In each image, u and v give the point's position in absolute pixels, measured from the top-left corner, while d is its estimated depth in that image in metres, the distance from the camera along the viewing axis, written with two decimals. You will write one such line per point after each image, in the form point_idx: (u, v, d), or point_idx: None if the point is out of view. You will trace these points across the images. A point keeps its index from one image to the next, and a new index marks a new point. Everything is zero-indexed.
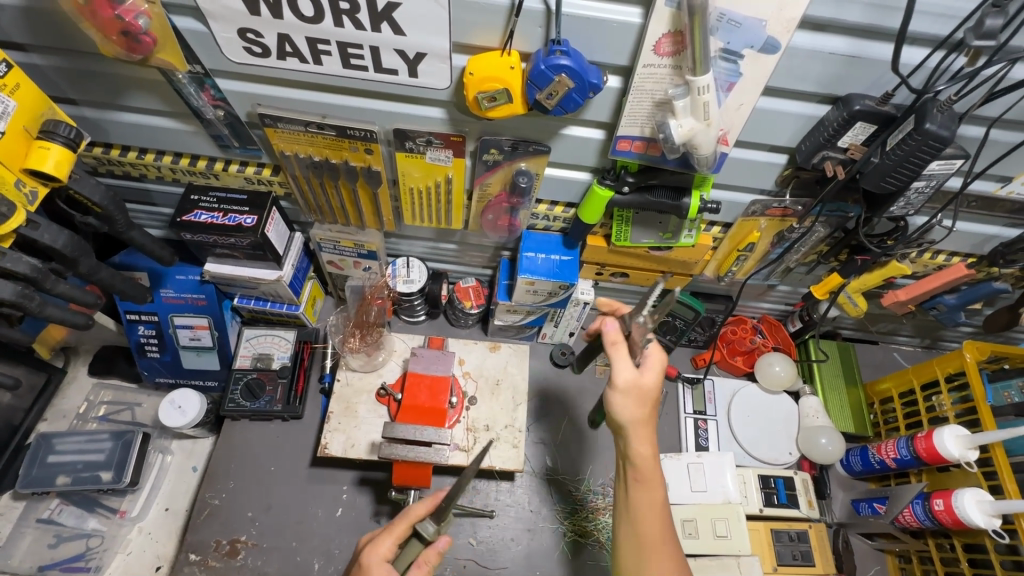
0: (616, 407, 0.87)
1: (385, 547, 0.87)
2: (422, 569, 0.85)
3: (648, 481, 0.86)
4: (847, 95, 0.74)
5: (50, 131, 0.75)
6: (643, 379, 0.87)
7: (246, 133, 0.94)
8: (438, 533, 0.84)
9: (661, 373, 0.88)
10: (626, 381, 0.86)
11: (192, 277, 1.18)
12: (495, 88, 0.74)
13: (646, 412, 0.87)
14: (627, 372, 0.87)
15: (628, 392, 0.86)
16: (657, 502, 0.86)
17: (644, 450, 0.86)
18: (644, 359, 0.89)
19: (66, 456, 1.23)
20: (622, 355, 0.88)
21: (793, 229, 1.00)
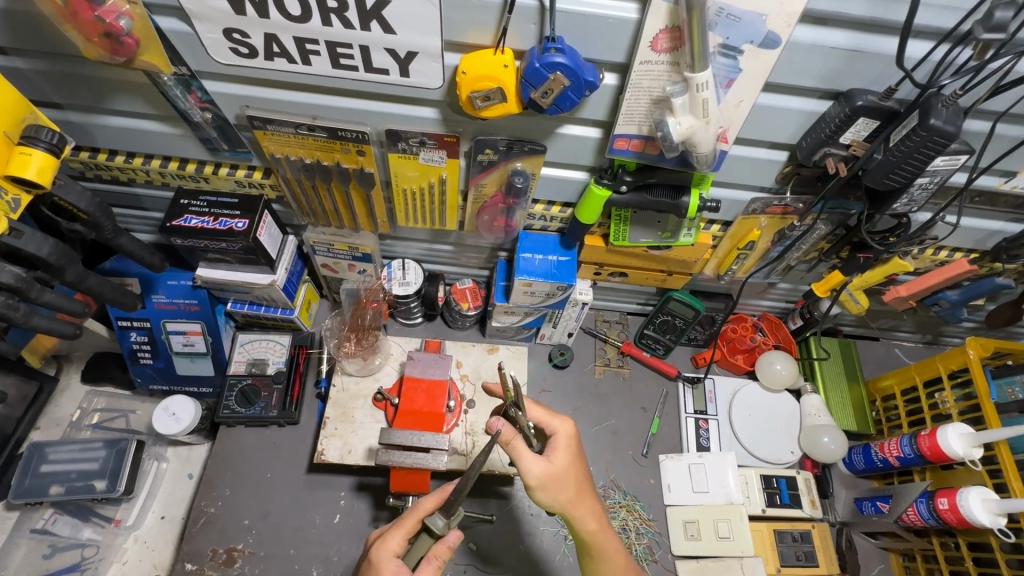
0: (550, 501, 0.83)
1: (395, 542, 0.86)
2: (432, 564, 0.83)
3: (603, 550, 0.87)
4: (850, 90, 0.73)
5: (32, 137, 0.73)
6: (558, 464, 0.84)
7: (236, 136, 0.92)
8: (447, 526, 0.83)
9: (570, 451, 0.85)
10: (540, 477, 0.82)
11: (184, 282, 1.16)
12: (488, 87, 0.72)
13: (574, 491, 0.84)
14: (539, 467, 0.82)
15: (550, 481, 0.83)
16: (620, 564, 0.89)
17: (590, 524, 0.86)
18: (549, 445, 0.85)
19: (60, 465, 1.22)
20: (526, 454, 0.82)
21: (794, 227, 0.99)
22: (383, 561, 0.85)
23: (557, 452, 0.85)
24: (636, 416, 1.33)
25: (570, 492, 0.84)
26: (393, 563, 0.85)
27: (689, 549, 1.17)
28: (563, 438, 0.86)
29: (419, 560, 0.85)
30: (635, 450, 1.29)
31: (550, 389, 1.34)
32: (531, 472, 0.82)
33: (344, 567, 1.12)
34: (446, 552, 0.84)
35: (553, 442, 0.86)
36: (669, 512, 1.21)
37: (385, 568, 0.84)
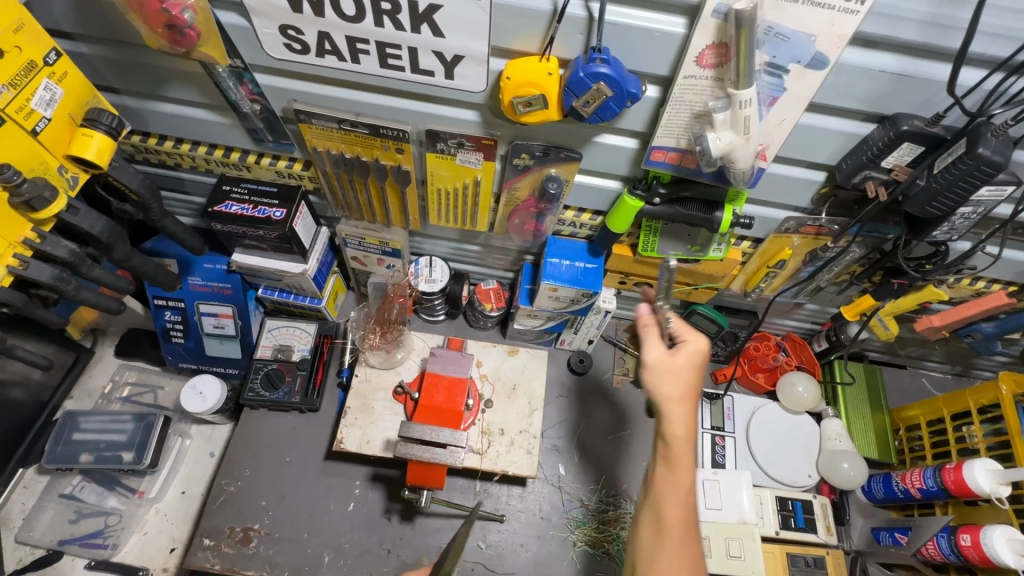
0: (651, 383, 0.82)
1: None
2: None
3: (677, 460, 0.79)
4: (895, 115, 0.72)
5: (94, 120, 0.76)
6: (674, 359, 0.83)
7: (281, 128, 0.94)
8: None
9: (694, 358, 0.83)
10: (654, 360, 0.83)
11: (220, 266, 1.20)
12: (531, 92, 0.73)
13: (681, 390, 0.81)
14: (659, 353, 0.84)
15: (661, 364, 0.83)
16: (686, 484, 0.79)
17: (677, 427, 0.79)
18: (678, 344, 0.84)
19: (89, 435, 1.26)
20: (653, 339, 0.85)
21: (828, 249, 0.98)
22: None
23: (680, 355, 0.83)
24: (652, 427, 1.32)
25: (673, 387, 0.81)
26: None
27: None
28: (695, 347, 0.84)
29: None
30: (648, 462, 1.28)
31: (568, 393, 1.35)
32: (655, 355, 0.84)
33: (355, 556, 1.14)
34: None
35: (682, 343, 0.84)
36: None
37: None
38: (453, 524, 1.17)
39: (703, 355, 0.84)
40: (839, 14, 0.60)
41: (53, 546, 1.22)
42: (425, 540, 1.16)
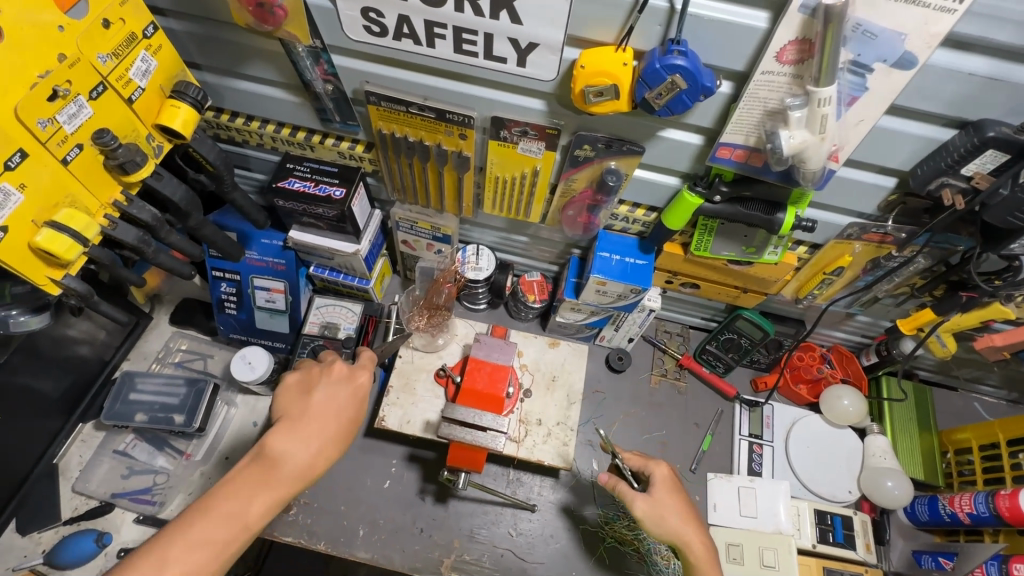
0: (659, 528, 0.88)
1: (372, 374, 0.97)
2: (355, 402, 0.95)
3: None
4: (980, 120, 0.70)
5: (182, 92, 0.80)
6: (656, 494, 0.90)
7: (350, 109, 0.97)
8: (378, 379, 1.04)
9: (670, 485, 0.91)
10: (647, 509, 0.88)
11: (276, 242, 1.24)
12: (604, 83, 0.74)
13: (683, 514, 0.89)
14: (643, 504, 0.89)
15: (653, 502, 0.89)
16: None
17: (699, 550, 0.87)
18: (652, 481, 0.92)
19: (145, 395, 1.33)
20: (632, 491, 0.90)
21: (891, 257, 0.95)
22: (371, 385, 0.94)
23: (659, 490, 0.91)
24: (688, 431, 1.31)
25: (679, 520, 0.88)
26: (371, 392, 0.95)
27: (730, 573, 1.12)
28: (660, 479, 0.92)
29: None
30: (682, 464, 1.27)
31: (604, 389, 1.35)
32: (642, 509, 0.89)
33: (389, 531, 1.17)
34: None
35: (654, 480, 0.92)
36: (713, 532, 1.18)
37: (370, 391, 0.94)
38: (485, 509, 1.19)
39: (673, 475, 0.93)
40: (933, 13, 0.58)
41: (105, 498, 1.28)
42: (457, 522, 1.18)
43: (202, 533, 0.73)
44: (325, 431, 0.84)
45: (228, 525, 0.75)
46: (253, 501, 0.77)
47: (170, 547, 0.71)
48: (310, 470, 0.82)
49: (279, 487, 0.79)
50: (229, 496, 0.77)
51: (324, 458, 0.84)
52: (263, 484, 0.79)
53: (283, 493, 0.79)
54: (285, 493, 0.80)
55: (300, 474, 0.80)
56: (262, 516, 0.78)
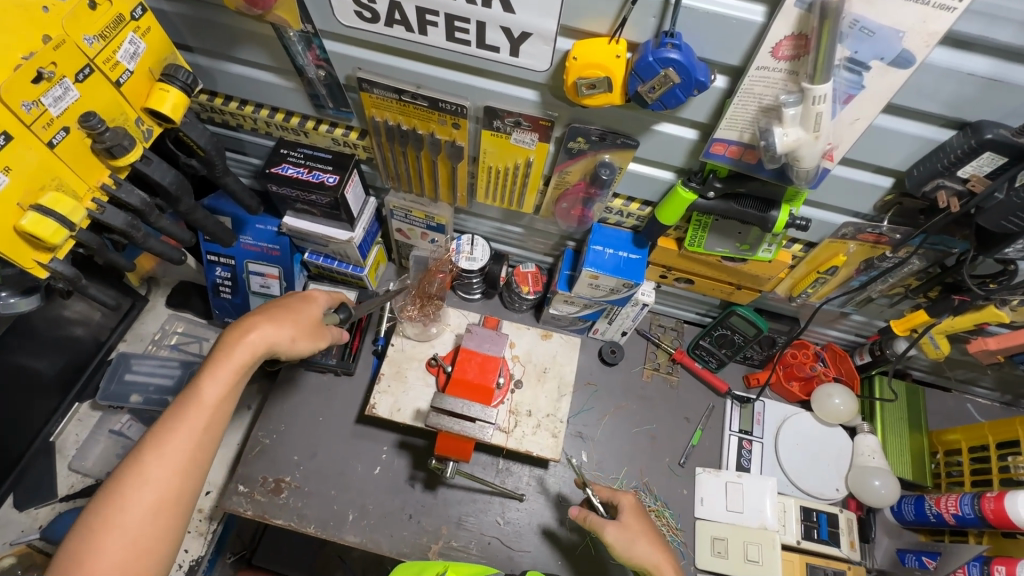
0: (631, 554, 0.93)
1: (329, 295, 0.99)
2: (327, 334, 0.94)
3: None
4: (978, 121, 0.68)
5: (171, 75, 0.79)
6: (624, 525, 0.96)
7: (343, 96, 0.97)
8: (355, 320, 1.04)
9: (638, 512, 0.97)
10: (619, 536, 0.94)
11: (271, 228, 1.24)
12: (596, 75, 0.72)
13: (651, 537, 0.94)
14: (614, 529, 0.94)
15: (624, 527, 0.95)
16: None
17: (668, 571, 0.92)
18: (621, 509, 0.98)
19: (140, 376, 1.38)
20: (601, 519, 0.96)
21: (885, 258, 0.94)
22: (319, 295, 0.95)
23: (627, 519, 0.96)
24: (679, 425, 1.31)
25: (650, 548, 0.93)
26: (323, 301, 0.96)
27: (713, 565, 1.16)
28: (625, 508, 0.98)
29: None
30: (672, 458, 1.28)
31: (596, 382, 1.35)
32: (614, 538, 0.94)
33: (378, 517, 1.18)
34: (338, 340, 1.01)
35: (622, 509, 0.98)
36: (698, 525, 1.20)
37: (320, 299, 0.95)
38: (474, 497, 1.20)
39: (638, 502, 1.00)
40: (933, 11, 0.57)
41: (101, 477, 1.30)
42: (446, 510, 1.19)
43: (168, 422, 0.75)
44: (262, 315, 0.86)
45: (188, 406, 0.76)
46: (201, 385, 0.78)
47: (142, 453, 0.73)
48: (254, 342, 0.82)
49: (227, 357, 0.80)
50: (186, 383, 0.79)
51: (267, 331, 0.84)
52: (211, 362, 0.80)
53: (230, 363, 0.79)
54: (235, 364, 0.80)
55: (241, 341, 0.81)
56: (218, 393, 0.78)
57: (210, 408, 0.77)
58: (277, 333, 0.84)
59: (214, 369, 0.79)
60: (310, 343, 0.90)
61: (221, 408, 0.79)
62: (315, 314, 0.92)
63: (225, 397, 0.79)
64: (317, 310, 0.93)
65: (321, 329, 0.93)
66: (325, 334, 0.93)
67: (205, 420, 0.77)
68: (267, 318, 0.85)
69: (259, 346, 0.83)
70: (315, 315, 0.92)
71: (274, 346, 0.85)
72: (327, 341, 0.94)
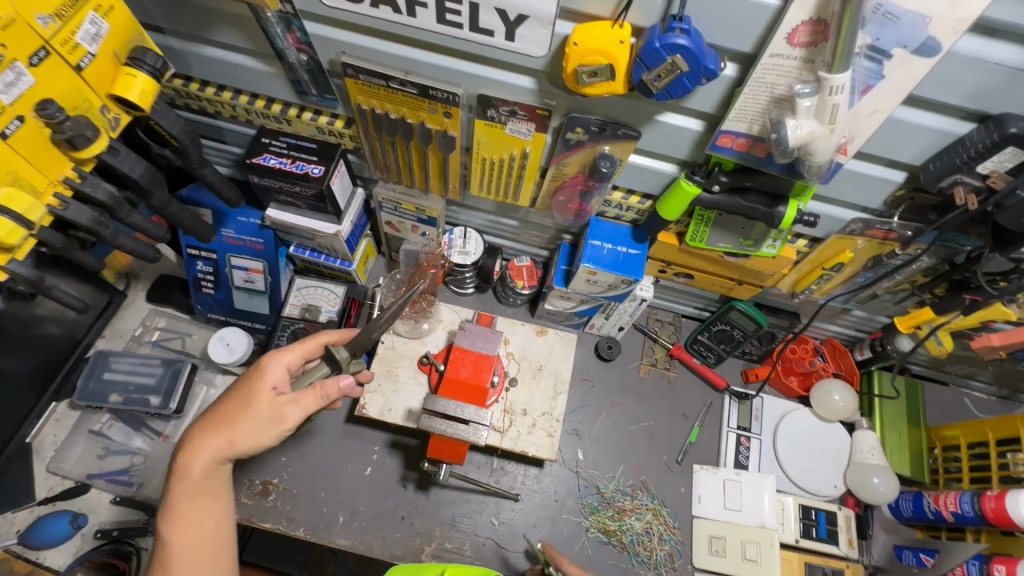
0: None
1: (290, 358, 0.84)
2: (315, 393, 0.81)
3: None
4: (1001, 114, 0.65)
5: (139, 59, 0.73)
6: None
7: (327, 82, 0.91)
8: (348, 362, 0.87)
9: None
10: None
11: (253, 220, 1.18)
12: (598, 62, 0.68)
13: None
14: None
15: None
16: None
17: None
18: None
19: (119, 375, 1.29)
20: None
21: (894, 255, 0.91)
22: (267, 367, 0.81)
23: None
24: (676, 422, 1.29)
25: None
26: (275, 373, 0.82)
27: (710, 564, 1.14)
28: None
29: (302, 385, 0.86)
30: (669, 455, 1.26)
31: (593, 378, 1.32)
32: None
33: (369, 519, 1.15)
34: (334, 390, 0.84)
35: None
36: (695, 524, 1.18)
37: (269, 372, 0.81)
38: (467, 498, 1.18)
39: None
40: None
41: (82, 479, 1.26)
42: (439, 510, 1.16)
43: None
44: (204, 426, 0.78)
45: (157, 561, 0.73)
46: (165, 531, 0.74)
47: None
48: (190, 471, 0.75)
49: (168, 501, 0.74)
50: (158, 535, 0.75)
51: (197, 451, 0.76)
52: (163, 506, 0.76)
53: (176, 506, 0.74)
54: (183, 497, 0.75)
55: (180, 471, 0.75)
56: (178, 536, 0.73)
57: (169, 554, 0.72)
58: (217, 444, 0.76)
59: (162, 515, 0.75)
60: (261, 433, 0.78)
61: (193, 544, 0.74)
62: (264, 395, 0.79)
63: (191, 534, 0.74)
64: (264, 388, 0.80)
65: (278, 406, 0.79)
66: (285, 410, 0.79)
67: (166, 568, 0.71)
68: (200, 434, 0.77)
69: (207, 463, 0.76)
70: (265, 390, 0.80)
71: (220, 459, 0.77)
72: (296, 416, 0.79)
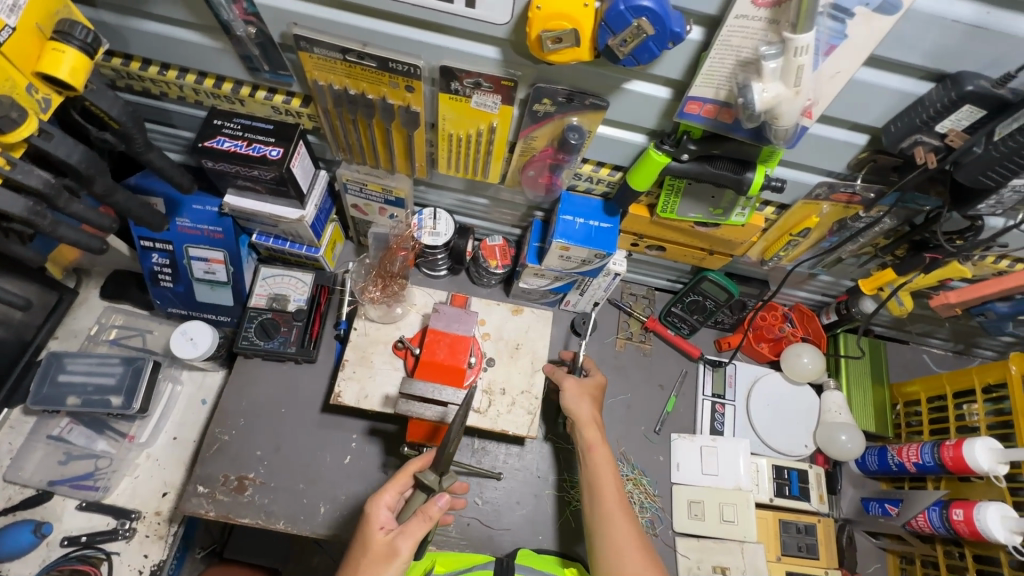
0: (573, 408, 1.08)
1: (388, 497, 0.89)
2: (422, 522, 0.84)
3: (593, 447, 1.04)
4: (959, 73, 0.66)
5: (66, 33, 0.67)
6: (601, 456, 1.03)
7: (278, 57, 0.86)
8: (438, 483, 0.85)
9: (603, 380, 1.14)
10: (571, 386, 1.10)
11: (210, 208, 1.13)
12: (562, 27, 0.66)
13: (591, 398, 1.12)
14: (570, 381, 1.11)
15: (578, 394, 1.10)
16: (603, 467, 1.02)
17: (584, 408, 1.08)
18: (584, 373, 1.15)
19: (76, 377, 1.22)
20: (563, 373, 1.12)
21: (857, 218, 0.93)
22: (372, 513, 0.88)
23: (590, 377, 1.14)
24: (653, 393, 1.31)
25: (589, 408, 1.09)
26: (381, 516, 0.88)
27: (690, 528, 1.17)
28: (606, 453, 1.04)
29: (408, 514, 0.88)
30: (647, 426, 1.27)
31: None
32: (596, 463, 1.02)
33: (350, 508, 1.13)
34: (436, 512, 0.85)
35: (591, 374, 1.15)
36: (674, 490, 1.20)
37: (375, 517, 0.87)
38: None
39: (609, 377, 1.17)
40: None
41: (43, 486, 1.20)
42: None
43: None
44: None
45: None
46: None
47: None
48: None
49: None
50: None
51: None
52: None
53: None
54: None
55: None
56: None
57: None
58: None
59: None
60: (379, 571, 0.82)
61: None
62: (375, 539, 0.85)
63: None
64: (373, 532, 0.86)
65: (388, 549, 0.83)
66: (395, 550, 0.83)
67: None
68: None
69: None
70: (377, 538, 0.85)
71: None
72: (406, 548, 0.82)
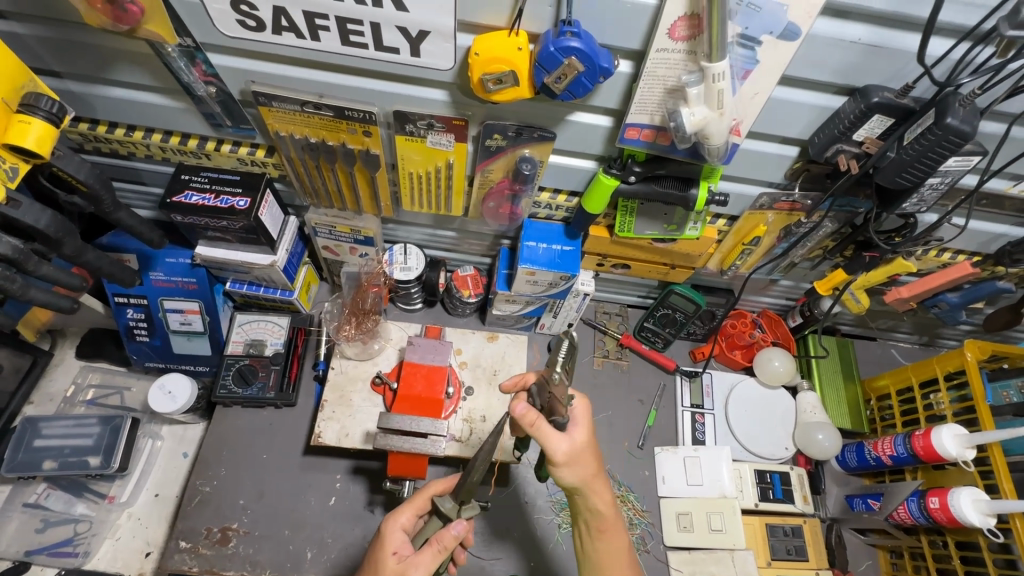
0: (567, 479, 0.80)
1: (404, 519, 0.88)
2: (433, 547, 0.81)
3: (607, 533, 0.86)
4: (865, 87, 0.72)
5: (32, 105, 0.70)
6: (611, 535, 0.87)
7: (240, 111, 0.90)
8: (455, 511, 0.85)
9: (590, 426, 0.82)
10: (566, 455, 0.78)
11: (183, 260, 1.15)
12: (500, 70, 0.71)
13: (595, 467, 0.82)
14: (565, 445, 0.79)
15: (571, 464, 0.80)
16: (619, 546, 0.87)
17: (572, 477, 0.80)
18: (568, 420, 0.81)
19: (52, 440, 1.20)
20: (553, 434, 0.78)
21: (801, 224, 0.99)
22: (387, 534, 0.86)
23: (578, 429, 0.81)
24: (633, 408, 1.33)
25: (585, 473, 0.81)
26: (395, 539, 0.86)
27: (681, 541, 1.17)
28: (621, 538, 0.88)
29: (422, 541, 0.88)
30: (630, 441, 1.29)
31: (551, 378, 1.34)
32: (605, 549, 0.87)
33: (338, 551, 1.12)
34: (450, 540, 0.82)
35: (574, 417, 0.82)
36: (662, 504, 1.21)
37: (390, 539, 0.86)
38: None
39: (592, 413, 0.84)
40: None
41: (20, 557, 1.17)
42: None
43: None
44: None
45: None
46: None
47: None
48: None
49: None
50: None
51: None
52: None
53: None
54: None
55: None
56: None
57: None
58: None
59: None
60: None
61: None
62: (388, 563, 0.83)
63: None
64: (386, 555, 0.84)
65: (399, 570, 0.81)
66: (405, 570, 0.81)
67: None
68: None
69: None
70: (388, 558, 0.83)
71: None
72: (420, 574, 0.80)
